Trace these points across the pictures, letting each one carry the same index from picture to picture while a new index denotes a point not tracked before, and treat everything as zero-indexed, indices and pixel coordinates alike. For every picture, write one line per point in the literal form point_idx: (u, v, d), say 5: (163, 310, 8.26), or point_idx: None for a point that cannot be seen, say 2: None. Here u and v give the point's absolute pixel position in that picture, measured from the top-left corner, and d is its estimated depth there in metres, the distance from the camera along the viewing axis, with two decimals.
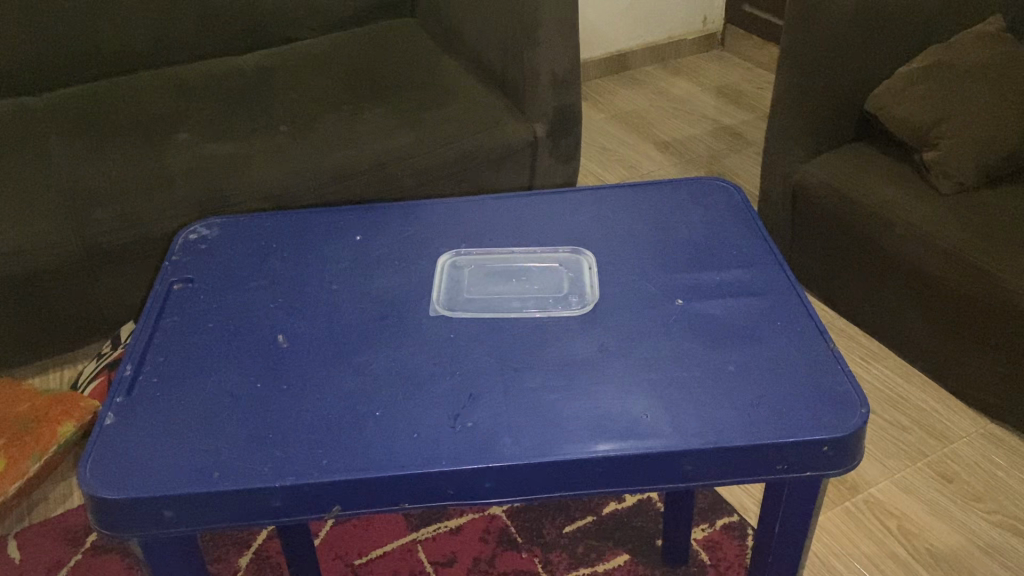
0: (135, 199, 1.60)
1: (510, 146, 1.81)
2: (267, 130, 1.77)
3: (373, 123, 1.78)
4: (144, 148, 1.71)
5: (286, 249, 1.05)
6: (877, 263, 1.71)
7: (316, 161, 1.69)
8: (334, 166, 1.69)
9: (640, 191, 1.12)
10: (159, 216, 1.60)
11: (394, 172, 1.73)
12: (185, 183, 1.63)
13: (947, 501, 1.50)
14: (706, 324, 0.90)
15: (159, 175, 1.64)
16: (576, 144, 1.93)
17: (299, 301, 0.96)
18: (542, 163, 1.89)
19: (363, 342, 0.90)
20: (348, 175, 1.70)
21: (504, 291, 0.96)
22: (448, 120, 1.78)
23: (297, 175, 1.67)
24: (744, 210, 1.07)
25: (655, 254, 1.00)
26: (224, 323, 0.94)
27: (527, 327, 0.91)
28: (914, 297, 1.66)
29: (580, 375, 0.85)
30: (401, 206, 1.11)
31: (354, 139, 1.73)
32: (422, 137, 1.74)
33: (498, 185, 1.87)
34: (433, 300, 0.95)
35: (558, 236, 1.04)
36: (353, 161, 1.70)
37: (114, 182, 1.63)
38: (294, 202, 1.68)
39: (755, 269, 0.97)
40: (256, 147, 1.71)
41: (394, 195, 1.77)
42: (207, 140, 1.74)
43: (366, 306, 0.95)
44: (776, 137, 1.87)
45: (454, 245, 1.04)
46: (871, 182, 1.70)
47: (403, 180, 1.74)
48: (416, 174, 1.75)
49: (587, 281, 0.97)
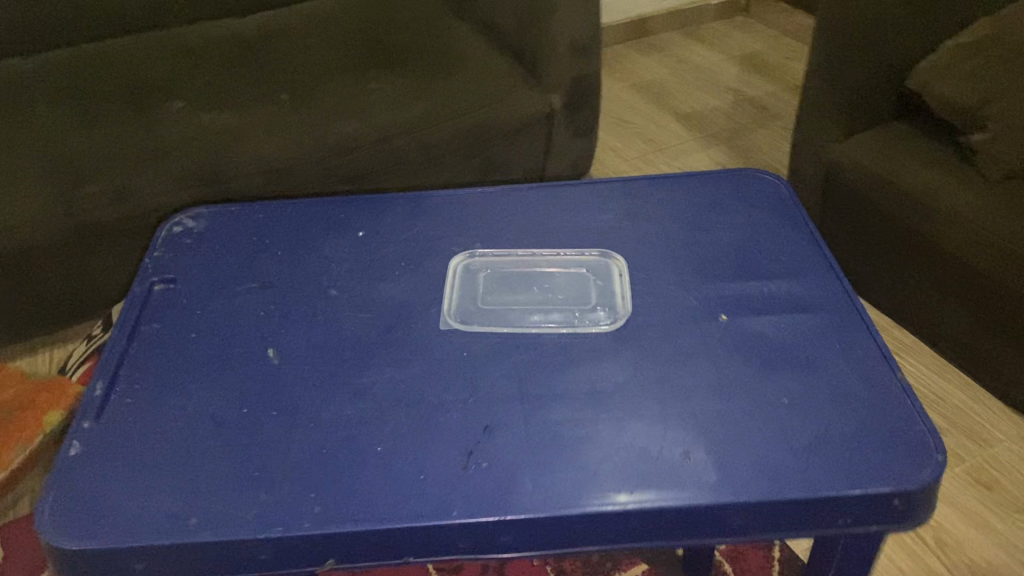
0: (128, 172, 1.48)
1: (525, 120, 1.69)
2: (267, 98, 1.65)
3: (379, 91, 1.66)
4: (139, 118, 1.60)
5: (279, 245, 0.94)
6: (914, 252, 1.58)
7: (318, 136, 1.56)
8: (338, 140, 1.57)
9: (676, 186, 1.00)
10: (155, 190, 1.48)
11: (400, 149, 1.61)
12: (181, 155, 1.51)
13: (987, 512, 1.39)
14: (753, 345, 0.79)
15: (151, 149, 1.53)
16: (595, 116, 1.81)
17: (291, 309, 0.86)
18: (558, 137, 1.78)
19: (364, 360, 0.79)
20: (351, 150, 1.58)
21: (525, 302, 0.85)
22: (459, 88, 1.66)
23: (298, 152, 1.55)
24: (792, 209, 0.96)
25: (695, 259, 0.89)
26: (209, 333, 0.83)
27: (550, 345, 0.80)
28: (953, 288, 1.54)
29: (611, 405, 0.74)
30: (408, 198, 1.01)
31: (359, 111, 1.61)
32: (431, 107, 1.62)
33: (512, 160, 1.75)
34: (445, 311, 0.84)
35: (583, 235, 0.93)
36: (357, 135, 1.58)
37: (106, 155, 1.51)
38: (295, 182, 1.57)
39: (807, 281, 0.86)
40: (253, 121, 1.59)
41: (401, 171, 1.65)
42: (205, 109, 1.62)
43: (367, 316, 0.84)
44: (808, 116, 1.73)
45: (467, 245, 0.92)
46: (912, 166, 1.57)
47: (411, 153, 1.63)
48: (424, 149, 1.63)
49: (619, 292, 0.86)
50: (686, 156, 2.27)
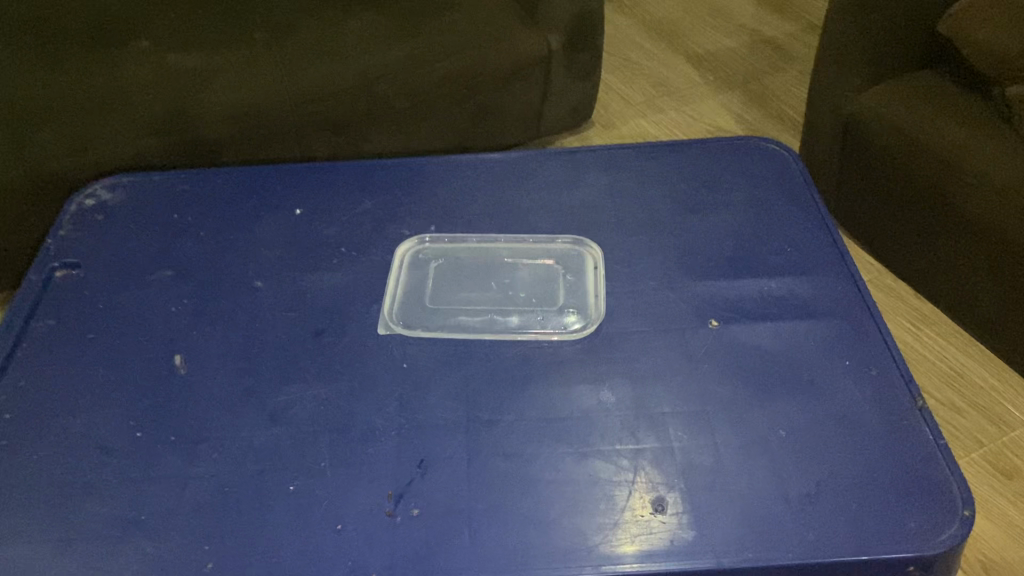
0: (86, 114, 1.03)
1: (517, 66, 1.20)
2: (235, 27, 1.17)
3: (371, 21, 1.18)
4: (62, 50, 1.10)
5: (204, 225, 0.81)
6: (952, 242, 1.02)
7: (290, 76, 1.09)
8: (309, 88, 1.09)
9: (669, 158, 0.86)
10: (112, 141, 1.02)
11: (379, 100, 1.13)
12: (141, 95, 1.05)
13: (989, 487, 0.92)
14: (748, 362, 0.67)
15: (70, 93, 1.04)
16: (598, 57, 1.31)
17: (209, 305, 0.73)
18: (556, 85, 1.28)
19: (286, 372, 0.67)
20: (329, 102, 1.11)
21: (481, 301, 0.73)
22: (472, 22, 1.20)
23: (269, 104, 1.08)
24: (803, 188, 0.81)
25: (682, 250, 0.76)
26: (110, 335, 0.71)
27: (505, 355, 0.68)
28: (1005, 293, 0.97)
29: (572, 437, 0.62)
30: (358, 166, 0.87)
31: (336, 51, 1.12)
32: (431, 44, 1.15)
33: (501, 112, 1.26)
34: (386, 311, 0.72)
35: (554, 217, 0.80)
36: (336, 78, 1.10)
37: (53, 87, 1.05)
38: (261, 151, 1.13)
39: (815, 280, 0.73)
40: (197, 65, 1.10)
41: (360, 129, 1.15)
42: (168, 39, 1.14)
43: (295, 316, 0.72)
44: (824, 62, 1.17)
45: (420, 228, 0.80)
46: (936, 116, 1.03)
47: (391, 105, 1.15)
48: (410, 96, 1.15)
49: (591, 289, 0.73)
50: (697, 101, 2.01)
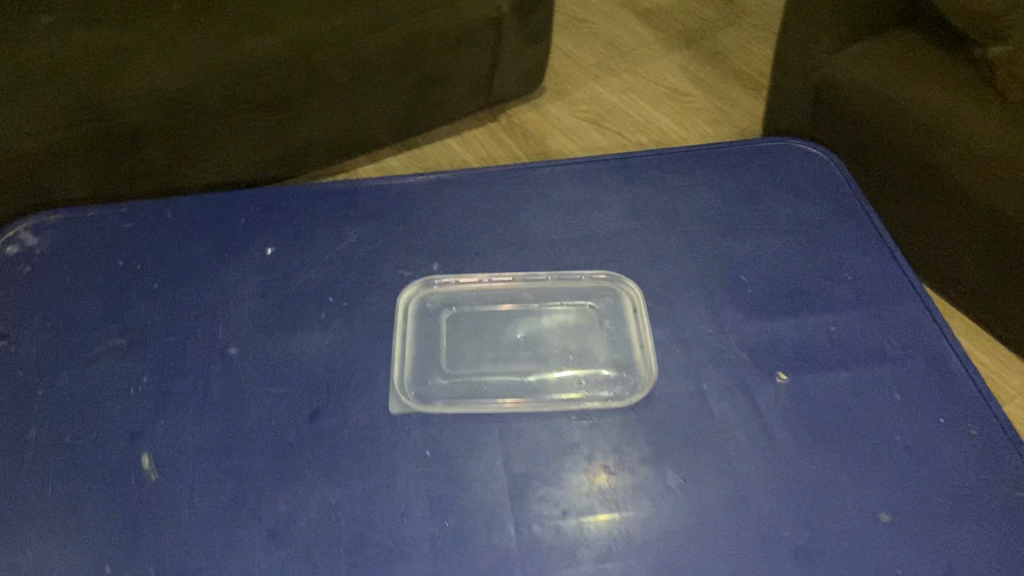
0: None
1: (472, 29, 1.04)
2: None
3: None
4: None
5: (156, 274, 0.67)
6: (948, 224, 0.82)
7: (221, 52, 0.86)
8: (238, 66, 0.88)
9: (695, 171, 0.76)
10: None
11: (321, 75, 0.94)
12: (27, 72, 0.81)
13: None
14: (830, 424, 0.57)
15: None
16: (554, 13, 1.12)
17: (174, 382, 0.60)
18: (508, 49, 1.11)
19: (283, 470, 0.55)
20: (267, 83, 0.91)
21: (507, 359, 0.62)
22: None
23: (200, 87, 0.87)
24: (851, 202, 0.72)
25: (730, 283, 0.66)
26: (55, 432, 0.58)
27: (547, 434, 0.57)
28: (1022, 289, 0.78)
29: (639, 546, 0.52)
30: (335, 191, 0.74)
31: (266, 16, 0.90)
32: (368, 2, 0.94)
33: (455, 81, 1.10)
34: (397, 381, 0.60)
35: (575, 248, 0.69)
36: (274, 53, 0.89)
37: None
38: (189, 143, 0.93)
39: (887, 314, 0.63)
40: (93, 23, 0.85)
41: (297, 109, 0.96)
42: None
43: (283, 391, 0.59)
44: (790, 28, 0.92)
45: (420, 267, 0.68)
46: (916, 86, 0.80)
47: (335, 78, 0.96)
48: (354, 69, 0.97)
49: (633, 339, 0.63)
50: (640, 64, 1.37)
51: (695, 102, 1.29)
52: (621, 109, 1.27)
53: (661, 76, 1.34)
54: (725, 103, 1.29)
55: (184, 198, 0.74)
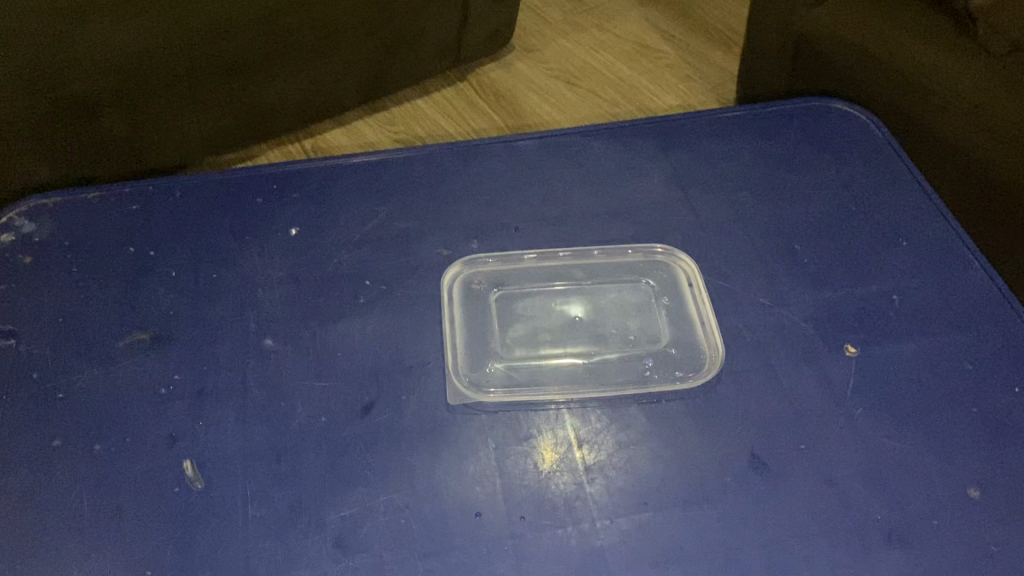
0: None
1: None
2: None
3: None
4: None
5: (173, 263, 0.62)
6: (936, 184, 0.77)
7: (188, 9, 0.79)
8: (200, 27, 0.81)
9: (732, 134, 0.73)
10: None
11: (286, 35, 0.89)
12: None
13: None
14: (905, 398, 0.56)
15: None
16: None
17: (209, 380, 0.56)
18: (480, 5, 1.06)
19: (342, 471, 0.51)
20: (232, 39, 0.84)
21: (565, 342, 0.59)
22: None
23: (160, 46, 0.80)
24: (894, 165, 0.70)
25: (784, 253, 0.64)
26: (84, 441, 0.53)
27: (616, 420, 0.54)
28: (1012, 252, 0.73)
29: (725, 540, 0.49)
30: (355, 167, 0.70)
31: None
32: None
33: (422, 39, 1.04)
34: (451, 369, 0.56)
35: (619, 220, 0.66)
36: (238, 5, 0.82)
37: None
38: (148, 112, 0.85)
39: (947, 282, 0.61)
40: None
41: (257, 70, 0.90)
42: None
43: (328, 385, 0.55)
44: None
45: (459, 246, 0.64)
46: (900, 35, 0.76)
47: (301, 36, 0.90)
48: (320, 27, 0.91)
49: (693, 315, 0.61)
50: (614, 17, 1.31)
51: (664, 58, 1.21)
52: (594, 66, 1.20)
53: (628, 30, 1.27)
54: (695, 57, 1.22)
55: (192, 178, 0.68)
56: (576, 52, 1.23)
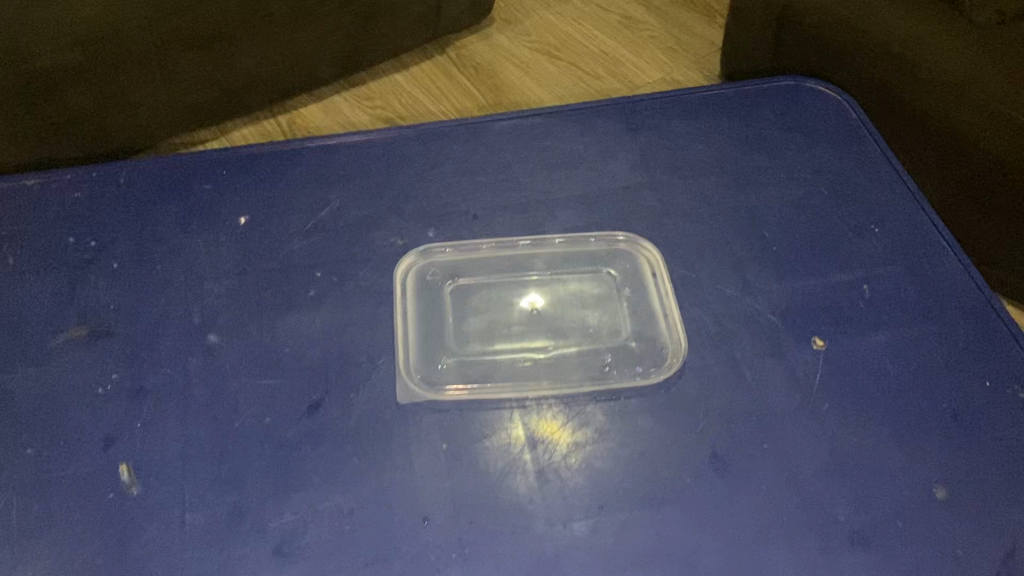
0: None
1: None
2: None
3: None
4: None
5: (115, 254, 0.60)
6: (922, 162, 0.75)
7: None
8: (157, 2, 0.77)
9: (704, 116, 0.70)
10: None
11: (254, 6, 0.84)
12: None
13: None
14: (873, 394, 0.54)
15: None
16: None
17: (148, 378, 0.53)
18: None
19: (283, 475, 0.49)
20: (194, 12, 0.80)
21: (522, 337, 0.57)
22: None
23: (116, 25, 0.76)
24: (869, 148, 0.67)
25: (753, 241, 0.61)
26: (15, 443, 0.50)
27: (573, 420, 0.52)
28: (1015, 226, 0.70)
29: (683, 545, 0.47)
30: (309, 150, 0.67)
31: None
32: None
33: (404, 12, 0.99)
34: (402, 367, 0.54)
35: (583, 207, 0.63)
36: None
37: None
38: (107, 91, 0.81)
39: (921, 272, 0.59)
40: None
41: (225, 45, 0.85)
42: None
43: (273, 383, 0.53)
44: None
45: (415, 236, 0.61)
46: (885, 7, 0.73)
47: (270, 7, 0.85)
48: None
49: (655, 308, 0.58)
50: None
51: (649, 29, 1.18)
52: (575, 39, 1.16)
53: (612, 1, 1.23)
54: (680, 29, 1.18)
55: (139, 163, 0.66)
56: (559, 23, 1.19)
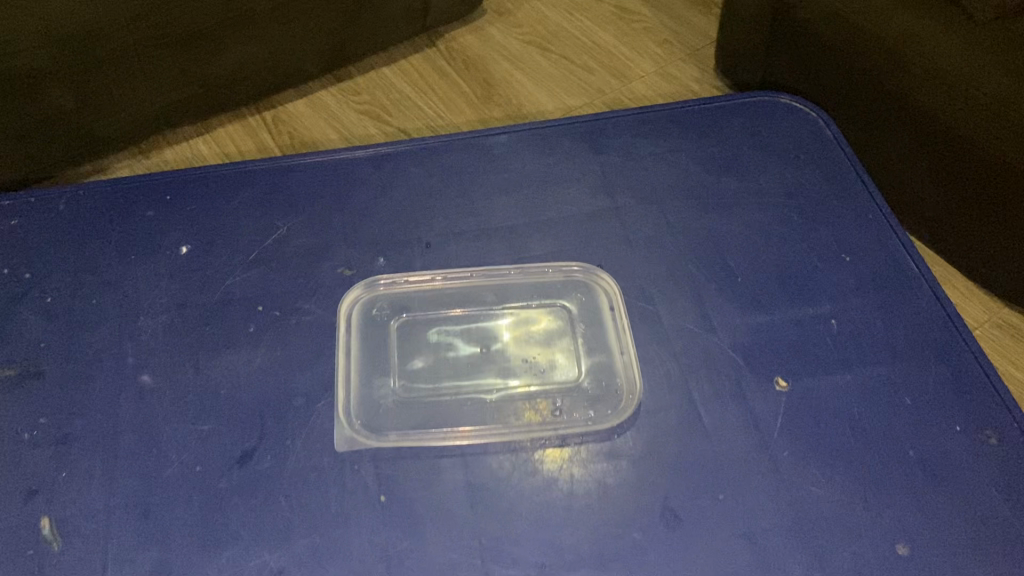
0: None
1: None
2: None
3: None
4: None
5: (50, 287, 0.57)
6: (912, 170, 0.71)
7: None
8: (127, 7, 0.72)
9: (673, 134, 0.67)
10: None
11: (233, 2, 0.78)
12: None
13: None
14: (836, 439, 0.51)
15: None
16: None
17: (77, 423, 0.51)
18: None
19: (211, 529, 0.47)
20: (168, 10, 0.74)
21: (471, 376, 0.55)
22: None
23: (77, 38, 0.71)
24: (845, 169, 0.64)
25: (718, 271, 0.58)
26: None
27: (520, 468, 0.50)
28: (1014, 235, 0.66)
29: None
30: (258, 173, 0.64)
31: None
32: None
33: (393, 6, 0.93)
34: (340, 410, 0.52)
35: (540, 235, 0.60)
36: None
37: None
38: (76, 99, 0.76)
39: (894, 306, 0.56)
40: None
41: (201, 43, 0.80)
42: None
43: (206, 429, 0.51)
44: None
45: (363, 266, 0.59)
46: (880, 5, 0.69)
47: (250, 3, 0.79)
48: None
49: (611, 346, 0.56)
50: None
51: (643, 21, 1.07)
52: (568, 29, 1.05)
53: None
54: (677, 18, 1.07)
55: (81, 187, 0.63)
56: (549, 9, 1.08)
